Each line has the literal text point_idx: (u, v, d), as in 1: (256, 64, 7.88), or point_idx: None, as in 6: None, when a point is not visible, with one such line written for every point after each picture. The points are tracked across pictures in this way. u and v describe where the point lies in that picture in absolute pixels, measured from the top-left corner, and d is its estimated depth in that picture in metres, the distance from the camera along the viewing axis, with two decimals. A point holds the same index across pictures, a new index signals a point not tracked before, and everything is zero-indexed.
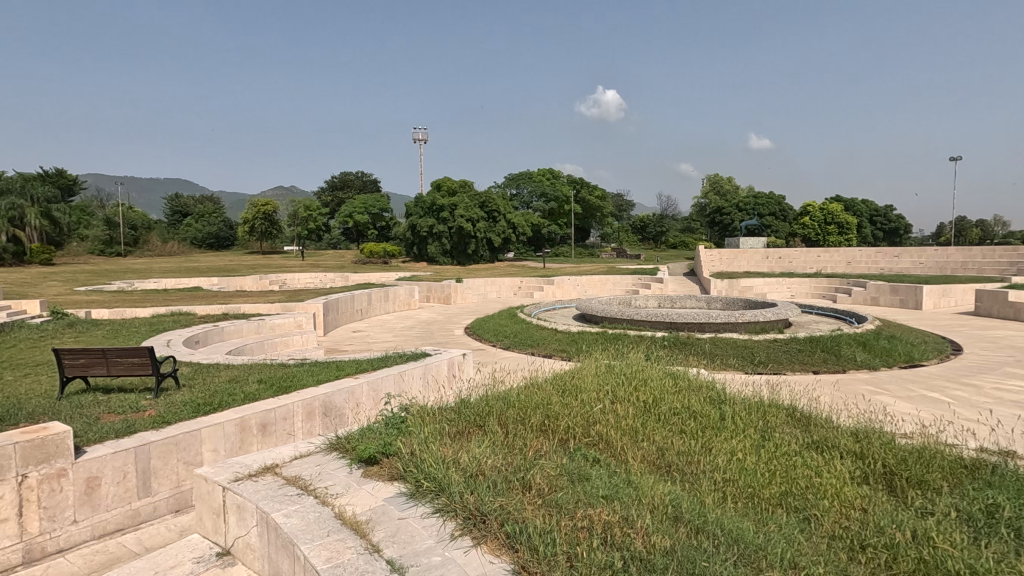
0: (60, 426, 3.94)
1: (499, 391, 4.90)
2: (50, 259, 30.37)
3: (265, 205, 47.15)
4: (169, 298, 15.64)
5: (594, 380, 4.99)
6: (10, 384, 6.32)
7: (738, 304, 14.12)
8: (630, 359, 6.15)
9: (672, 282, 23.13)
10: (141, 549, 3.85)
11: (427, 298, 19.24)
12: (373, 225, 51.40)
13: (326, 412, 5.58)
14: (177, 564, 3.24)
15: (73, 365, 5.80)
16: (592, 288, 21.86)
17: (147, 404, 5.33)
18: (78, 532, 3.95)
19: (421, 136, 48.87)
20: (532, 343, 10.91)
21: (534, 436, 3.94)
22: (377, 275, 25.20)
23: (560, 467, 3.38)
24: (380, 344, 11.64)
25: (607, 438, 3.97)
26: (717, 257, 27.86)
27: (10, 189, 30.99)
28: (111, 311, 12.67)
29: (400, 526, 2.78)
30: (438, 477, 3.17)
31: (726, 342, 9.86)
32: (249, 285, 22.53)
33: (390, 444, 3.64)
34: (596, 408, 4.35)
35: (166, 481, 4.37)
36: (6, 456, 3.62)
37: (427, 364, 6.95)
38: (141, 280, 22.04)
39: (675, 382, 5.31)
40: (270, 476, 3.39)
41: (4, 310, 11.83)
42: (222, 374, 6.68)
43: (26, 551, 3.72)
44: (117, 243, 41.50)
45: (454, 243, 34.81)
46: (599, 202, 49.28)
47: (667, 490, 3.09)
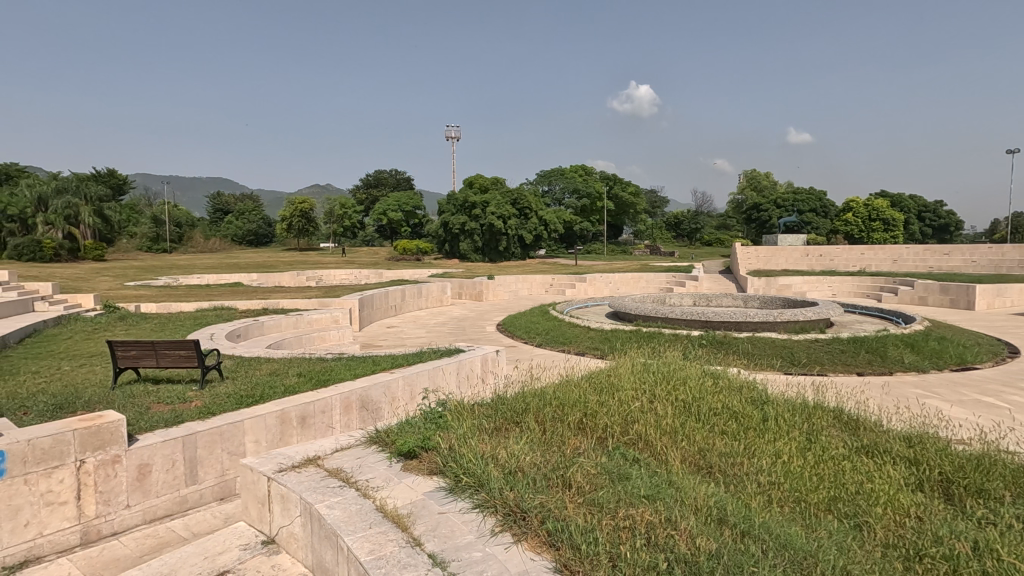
0: (115, 414, 4.10)
1: (534, 388, 4.87)
2: (101, 256, 31.81)
3: (302, 203, 48.28)
4: (212, 293, 16.18)
5: (632, 380, 4.91)
6: (67, 374, 6.64)
7: (776, 304, 13.76)
8: (666, 358, 6.03)
9: (707, 279, 22.69)
10: (188, 535, 3.98)
11: (458, 295, 19.33)
12: (406, 222, 52.09)
13: (362, 405, 5.67)
14: (225, 550, 3.32)
15: (125, 357, 6.05)
16: (624, 286, 21.63)
17: (193, 396, 5.51)
18: (131, 516, 4.11)
19: (453, 134, 49.31)
20: (565, 341, 10.84)
21: (572, 434, 3.90)
22: (410, 272, 25.44)
23: (599, 465, 3.35)
24: (414, 339, 11.77)
25: (647, 438, 3.90)
26: (754, 255, 27.15)
27: (66, 189, 32.45)
28: (157, 305, 13.16)
29: (440, 521, 2.80)
30: (478, 474, 3.16)
31: (764, 342, 9.62)
32: (286, 281, 23.10)
33: (430, 438, 3.66)
34: (634, 407, 4.29)
35: (211, 470, 4.51)
36: (65, 442, 3.81)
37: (461, 360, 6.97)
38: (186, 276, 22.88)
39: (715, 382, 5.18)
40: (312, 468, 3.46)
41: (59, 303, 12.41)
42: (264, 367, 6.86)
43: (83, 532, 3.91)
44: (163, 240, 43.23)
45: (486, 240, 34.90)
46: (631, 198, 48.68)
47: (710, 492, 3.03)
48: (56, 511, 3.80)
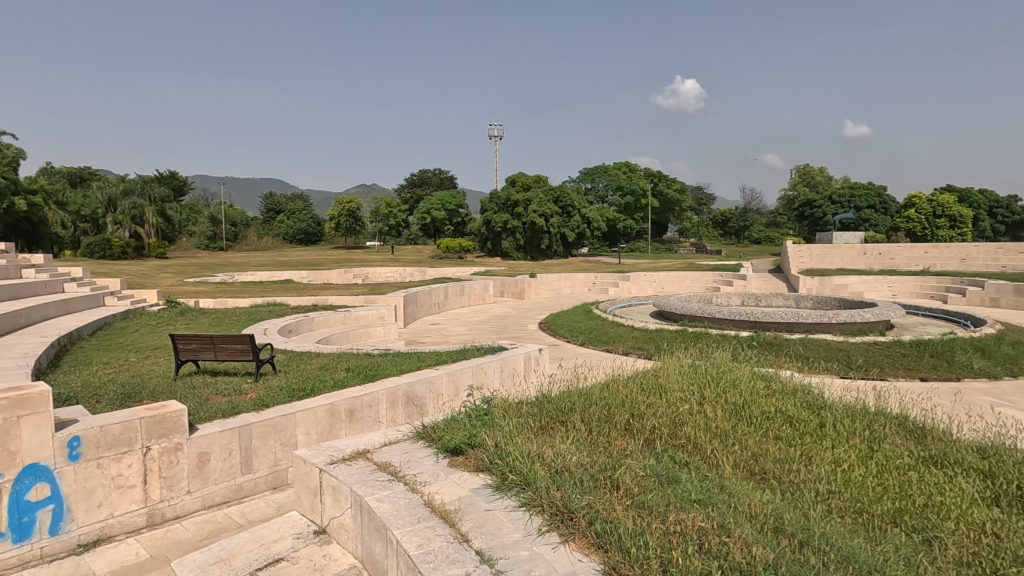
0: (177, 404, 4.30)
1: (579, 388, 4.81)
2: (163, 254, 33.57)
3: (349, 202, 49.56)
4: (265, 290, 16.81)
5: (679, 380, 4.81)
6: (134, 364, 7.04)
7: (831, 304, 13.18)
8: (714, 359, 5.87)
9: (756, 279, 21.94)
10: (244, 522, 4.15)
11: (500, 293, 19.37)
12: (449, 220, 52.68)
13: (408, 400, 5.75)
14: (279, 538, 3.39)
15: (186, 349, 6.35)
16: (668, 285, 21.21)
17: (248, 388, 5.74)
18: (191, 501, 4.32)
19: (495, 133, 49.57)
20: (608, 340, 10.71)
21: (618, 435, 3.85)
22: (453, 271, 25.70)
23: (646, 468, 3.28)
24: (457, 337, 11.89)
25: (696, 441, 3.79)
26: (807, 253, 26.02)
27: (132, 191, 34.42)
28: (214, 301, 13.78)
29: (487, 518, 2.80)
30: (525, 472, 3.15)
31: (817, 344, 9.25)
32: (334, 278, 23.77)
33: (475, 436, 3.68)
34: (682, 408, 4.18)
35: (265, 460, 4.68)
36: (133, 430, 4.02)
37: (504, 358, 6.99)
38: (241, 273, 23.84)
39: (767, 384, 5.00)
40: (362, 461, 3.53)
41: (127, 298, 13.17)
42: (313, 362, 7.07)
43: (149, 515, 4.13)
44: (219, 239, 45.23)
45: (528, 238, 34.86)
46: (676, 195, 47.60)
47: (765, 499, 2.92)
48: (126, 494, 4.03)
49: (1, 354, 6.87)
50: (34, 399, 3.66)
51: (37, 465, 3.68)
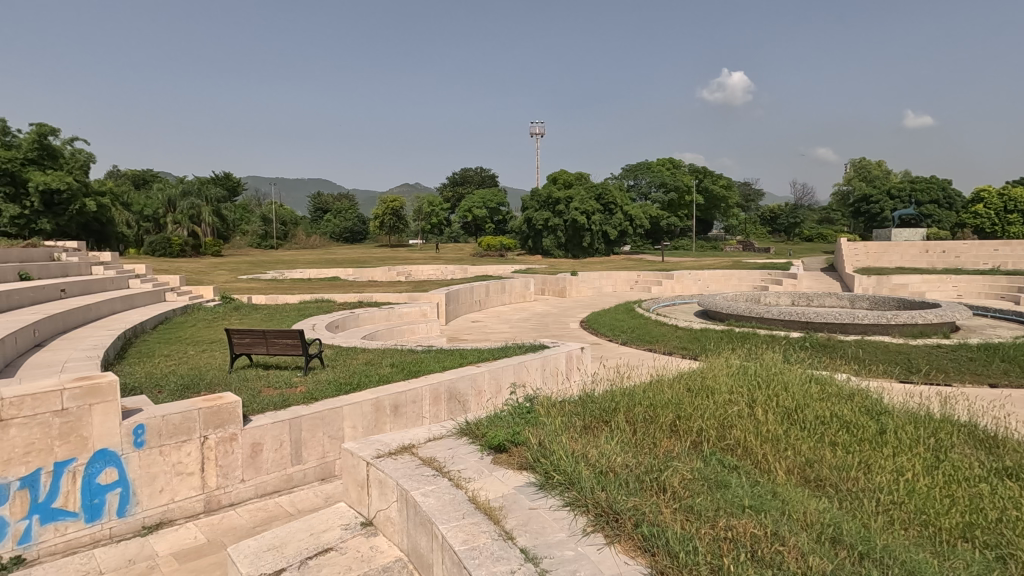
0: (232, 396, 4.48)
1: (623, 387, 4.75)
2: (219, 252, 35.16)
3: (393, 201, 50.54)
4: (313, 287, 17.36)
5: (727, 382, 4.67)
6: (192, 357, 7.40)
7: (889, 304, 12.55)
8: (764, 360, 5.68)
9: (808, 278, 21.11)
10: (294, 511, 4.30)
11: (541, 291, 19.33)
12: (491, 218, 53.01)
13: (450, 396, 5.81)
14: (328, 528, 3.44)
15: (240, 343, 6.62)
16: (714, 284, 20.68)
17: (298, 381, 5.93)
18: (245, 489, 4.49)
19: (538, 130, 49.54)
20: (651, 340, 10.53)
21: (664, 436, 3.77)
22: (495, 268, 25.83)
23: (694, 471, 3.20)
24: (497, 334, 11.95)
25: (746, 444, 3.68)
26: (864, 251, 24.78)
27: (190, 191, 36.17)
28: (266, 297, 14.33)
29: (531, 516, 2.80)
30: (569, 471, 3.13)
31: (874, 346, 8.82)
32: (379, 276, 24.32)
33: (519, 434, 3.68)
34: (731, 411, 4.06)
35: (313, 452, 4.82)
36: (192, 419, 4.22)
37: (545, 356, 6.97)
38: (290, 270, 24.70)
39: (822, 388, 4.79)
40: (407, 455, 3.59)
41: (186, 294, 13.86)
42: (359, 357, 7.24)
43: (206, 501, 4.32)
44: (270, 238, 47.03)
45: (570, 236, 34.69)
46: (722, 192, 46.33)
47: (822, 507, 2.79)
48: (185, 481, 4.23)
49: (75, 345, 7.35)
50: (103, 388, 3.90)
51: (106, 450, 3.91)
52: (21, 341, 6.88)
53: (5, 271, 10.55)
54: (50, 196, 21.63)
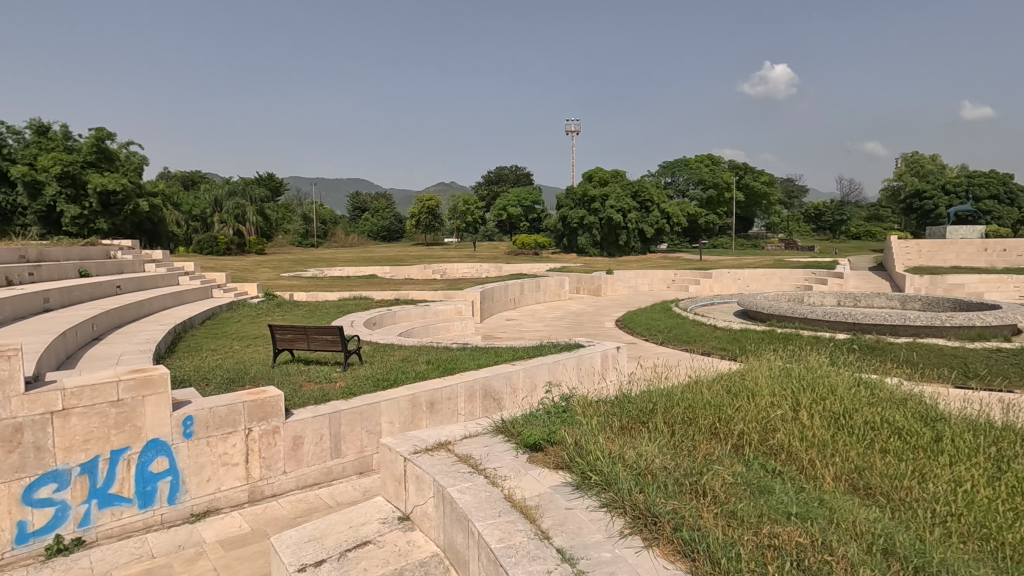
0: (274, 390, 4.61)
1: (660, 388, 4.66)
2: (263, 250, 36.38)
3: (429, 200, 51.10)
4: (352, 284, 17.71)
5: (769, 384, 4.54)
6: (237, 351, 7.66)
7: (944, 305, 11.95)
8: (809, 362, 5.49)
9: (855, 277, 20.30)
10: (333, 504, 4.41)
11: (576, 289, 19.19)
12: (526, 217, 53.02)
13: (485, 394, 5.84)
14: (366, 521, 3.49)
15: (283, 339, 6.82)
16: (755, 283, 20.14)
17: (337, 376, 6.07)
18: (286, 481, 4.62)
19: (573, 128, 49.22)
20: (689, 340, 10.33)
21: (704, 439, 3.68)
22: (529, 267, 25.83)
23: (735, 475, 3.11)
24: (532, 333, 11.94)
25: (790, 449, 3.55)
26: (916, 250, 23.66)
27: (235, 192, 37.51)
28: (307, 294, 14.72)
29: (567, 516, 2.78)
30: (605, 472, 3.09)
31: (927, 349, 8.42)
32: (415, 274, 24.66)
33: (555, 433, 3.66)
34: (775, 414, 3.93)
35: (352, 446, 4.91)
36: (237, 412, 4.36)
37: (581, 356, 6.92)
38: (330, 268, 25.33)
39: (871, 392, 4.59)
40: (444, 452, 3.61)
41: (231, 291, 14.35)
42: (396, 354, 7.35)
43: (250, 491, 4.47)
44: (311, 236, 48.37)
45: (605, 234, 34.35)
46: (764, 188, 44.99)
47: (873, 517, 2.67)
48: (231, 471, 4.38)
49: (129, 339, 7.72)
50: (155, 379, 4.07)
51: (158, 439, 4.08)
52: (81, 334, 7.26)
53: (66, 268, 11.15)
54: (107, 197, 22.77)
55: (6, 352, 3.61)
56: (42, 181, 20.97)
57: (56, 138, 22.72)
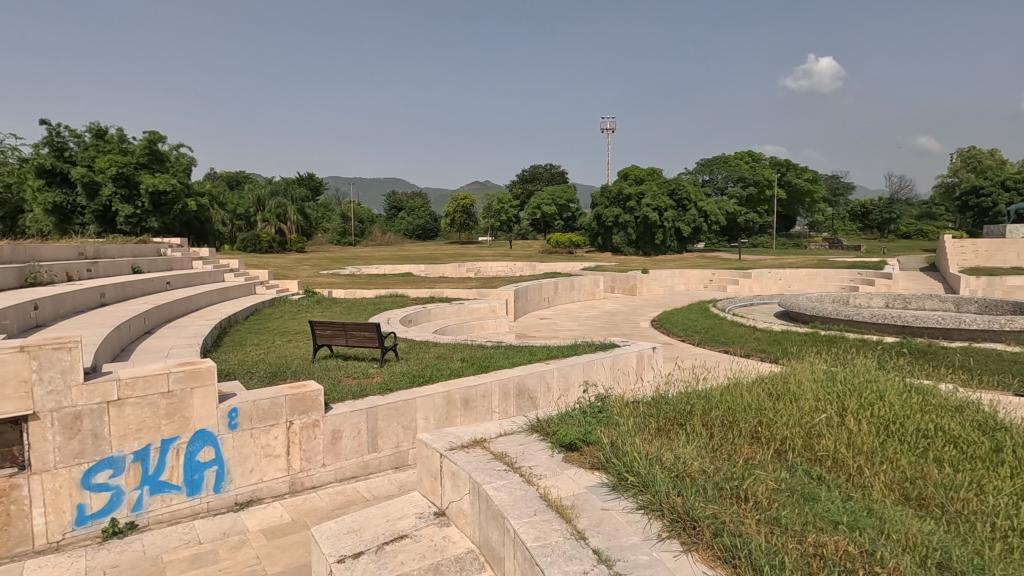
0: (314, 384, 4.72)
1: (698, 389, 4.57)
2: (303, 248, 37.38)
3: (464, 199, 51.46)
4: (388, 282, 17.99)
5: (813, 387, 4.39)
6: (279, 347, 7.89)
7: (1003, 308, 11.32)
8: (855, 365, 5.28)
9: (905, 278, 19.45)
10: (370, 497, 4.50)
11: (611, 289, 19.00)
12: (560, 216, 52.80)
13: (519, 392, 5.84)
14: (403, 516, 3.53)
15: (322, 335, 6.98)
16: (797, 284, 19.52)
17: (374, 372, 6.18)
18: (325, 473, 4.73)
19: (608, 125, 48.81)
20: (727, 341, 10.09)
21: (744, 443, 3.58)
22: (563, 266, 25.71)
23: (778, 481, 3.02)
24: (567, 332, 11.87)
25: (837, 455, 3.42)
26: (973, 250, 22.48)
27: (277, 192, 38.64)
28: (345, 292, 15.04)
29: (604, 517, 2.75)
30: (643, 473, 3.05)
31: (983, 355, 8.00)
32: (450, 272, 24.89)
33: (591, 433, 3.63)
34: (820, 419, 3.80)
35: (388, 441, 4.99)
36: (280, 405, 4.49)
37: (616, 356, 6.85)
38: (367, 266, 25.81)
39: (923, 399, 4.38)
40: (479, 449, 3.63)
41: (273, 288, 14.79)
42: (432, 351, 7.44)
43: (291, 482, 4.59)
44: (349, 235, 49.42)
45: (641, 233, 33.90)
46: (807, 185, 43.52)
47: (926, 529, 2.55)
48: (273, 462, 4.51)
49: (179, 333, 8.05)
50: (203, 372, 4.22)
51: (205, 430, 4.24)
52: (134, 328, 7.60)
53: (121, 264, 11.71)
54: (158, 197, 23.80)
55: (67, 343, 3.78)
56: (99, 182, 22.05)
57: (112, 141, 23.87)
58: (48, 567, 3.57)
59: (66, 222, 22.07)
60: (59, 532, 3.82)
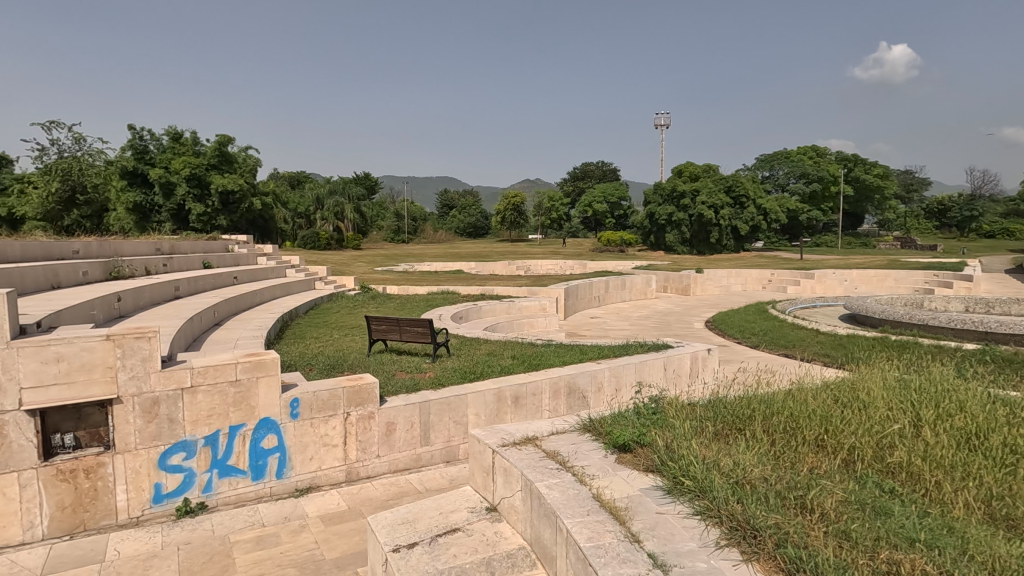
0: (369, 377, 4.86)
1: (757, 394, 4.40)
2: (358, 245, 38.56)
3: (515, 197, 51.59)
4: (440, 279, 18.29)
5: (884, 395, 4.15)
6: (335, 340, 8.17)
7: None
8: (931, 374, 4.94)
9: (988, 281, 18.05)
10: (422, 489, 4.59)
11: (663, 288, 18.56)
12: (612, 214, 52.09)
13: (570, 391, 5.80)
14: (456, 509, 3.58)
15: (378, 330, 7.18)
16: (864, 285, 18.48)
17: (427, 367, 6.31)
18: (380, 464, 4.87)
19: (663, 122, 47.83)
20: (787, 344, 9.68)
21: (809, 451, 3.43)
22: (614, 264, 25.37)
23: (846, 493, 2.87)
24: (617, 332, 11.72)
25: (911, 469, 3.22)
26: None
27: (336, 191, 39.97)
28: (399, 288, 15.42)
29: (658, 521, 2.70)
30: (699, 478, 2.97)
31: None
32: (500, 270, 25.07)
33: (646, 435, 3.56)
34: (892, 429, 3.58)
35: (440, 435, 5.08)
36: (338, 397, 4.65)
37: (669, 356, 6.71)
38: (419, 263, 26.37)
39: (1011, 411, 4.04)
40: (531, 447, 3.63)
41: (331, 283, 15.34)
42: (483, 347, 7.51)
43: (347, 472, 4.75)
44: (402, 232, 50.55)
45: (695, 231, 32.99)
46: (877, 181, 41.08)
47: (1014, 552, 2.36)
48: (331, 451, 4.68)
49: (244, 325, 8.47)
50: (268, 362, 4.42)
51: (269, 418, 4.44)
52: (205, 319, 8.06)
53: (193, 260, 12.43)
54: (227, 196, 25.12)
55: (147, 333, 4.04)
56: (174, 182, 23.46)
57: (187, 144, 25.38)
58: (129, 541, 3.85)
59: (145, 219, 23.62)
60: (139, 508, 4.09)
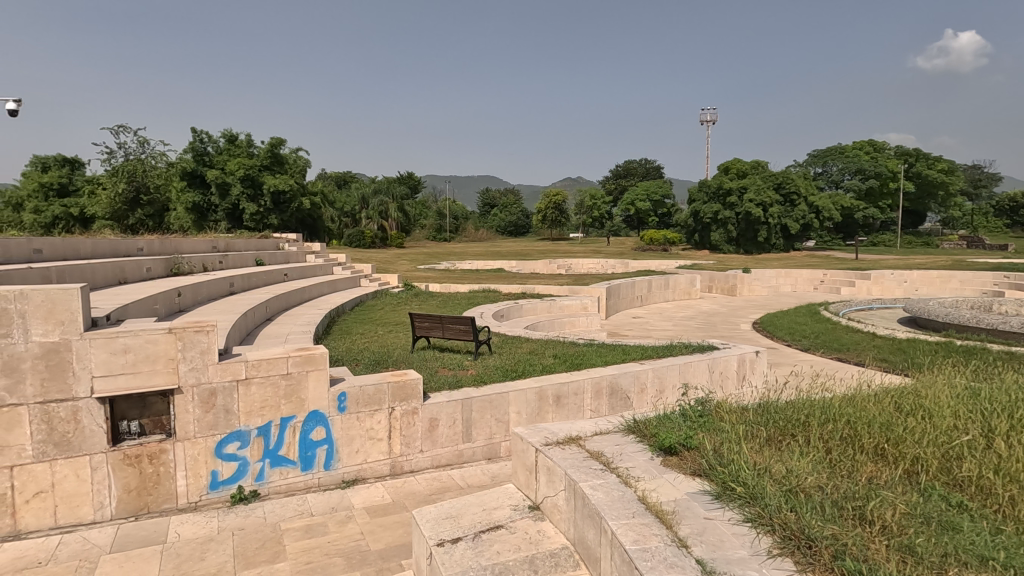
0: (413, 374, 4.94)
1: (809, 398, 4.23)
2: (402, 244, 39.31)
3: (556, 196, 51.34)
4: (481, 277, 18.41)
5: (951, 404, 3.91)
6: (380, 337, 8.35)
7: None
8: (1004, 382, 4.63)
9: None
10: (464, 485, 4.64)
11: (708, 288, 18.10)
12: (654, 213, 51.17)
13: (612, 392, 5.73)
14: (499, 506, 3.59)
15: (421, 327, 7.30)
16: (925, 287, 17.48)
17: (469, 364, 6.37)
18: (423, 459, 4.94)
19: (709, 118, 46.57)
20: (841, 348, 9.26)
21: (867, 460, 3.27)
22: (657, 263, 24.93)
23: (909, 505, 2.72)
24: (660, 332, 11.51)
25: (982, 482, 3.02)
26: None
27: (380, 190, 40.84)
28: (441, 286, 15.61)
29: (707, 526, 2.63)
30: (750, 484, 2.87)
31: None
32: (541, 269, 25.01)
33: (693, 438, 3.48)
34: (960, 440, 3.37)
35: (482, 432, 5.12)
36: (382, 392, 4.74)
37: (714, 358, 6.54)
38: (460, 261, 26.61)
39: None
40: (575, 446, 3.61)
41: (376, 280, 15.69)
42: (524, 346, 7.52)
43: (391, 465, 4.84)
44: (444, 231, 51.16)
45: (742, 230, 32.02)
46: (941, 177, 38.77)
47: None
48: (376, 445, 4.78)
49: (294, 320, 8.77)
50: (317, 357, 4.56)
51: (318, 411, 4.58)
52: (257, 314, 8.38)
53: (246, 257, 12.93)
54: (278, 196, 26.06)
55: (205, 327, 4.23)
56: (229, 183, 24.50)
57: (241, 146, 26.46)
58: (188, 524, 4.05)
59: (203, 219, 24.75)
60: (197, 493, 4.29)
